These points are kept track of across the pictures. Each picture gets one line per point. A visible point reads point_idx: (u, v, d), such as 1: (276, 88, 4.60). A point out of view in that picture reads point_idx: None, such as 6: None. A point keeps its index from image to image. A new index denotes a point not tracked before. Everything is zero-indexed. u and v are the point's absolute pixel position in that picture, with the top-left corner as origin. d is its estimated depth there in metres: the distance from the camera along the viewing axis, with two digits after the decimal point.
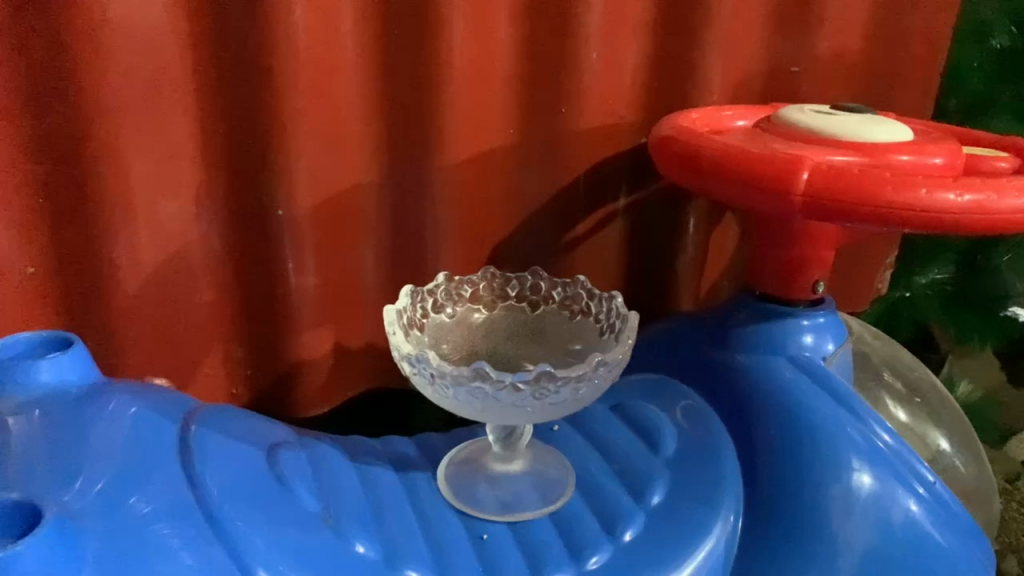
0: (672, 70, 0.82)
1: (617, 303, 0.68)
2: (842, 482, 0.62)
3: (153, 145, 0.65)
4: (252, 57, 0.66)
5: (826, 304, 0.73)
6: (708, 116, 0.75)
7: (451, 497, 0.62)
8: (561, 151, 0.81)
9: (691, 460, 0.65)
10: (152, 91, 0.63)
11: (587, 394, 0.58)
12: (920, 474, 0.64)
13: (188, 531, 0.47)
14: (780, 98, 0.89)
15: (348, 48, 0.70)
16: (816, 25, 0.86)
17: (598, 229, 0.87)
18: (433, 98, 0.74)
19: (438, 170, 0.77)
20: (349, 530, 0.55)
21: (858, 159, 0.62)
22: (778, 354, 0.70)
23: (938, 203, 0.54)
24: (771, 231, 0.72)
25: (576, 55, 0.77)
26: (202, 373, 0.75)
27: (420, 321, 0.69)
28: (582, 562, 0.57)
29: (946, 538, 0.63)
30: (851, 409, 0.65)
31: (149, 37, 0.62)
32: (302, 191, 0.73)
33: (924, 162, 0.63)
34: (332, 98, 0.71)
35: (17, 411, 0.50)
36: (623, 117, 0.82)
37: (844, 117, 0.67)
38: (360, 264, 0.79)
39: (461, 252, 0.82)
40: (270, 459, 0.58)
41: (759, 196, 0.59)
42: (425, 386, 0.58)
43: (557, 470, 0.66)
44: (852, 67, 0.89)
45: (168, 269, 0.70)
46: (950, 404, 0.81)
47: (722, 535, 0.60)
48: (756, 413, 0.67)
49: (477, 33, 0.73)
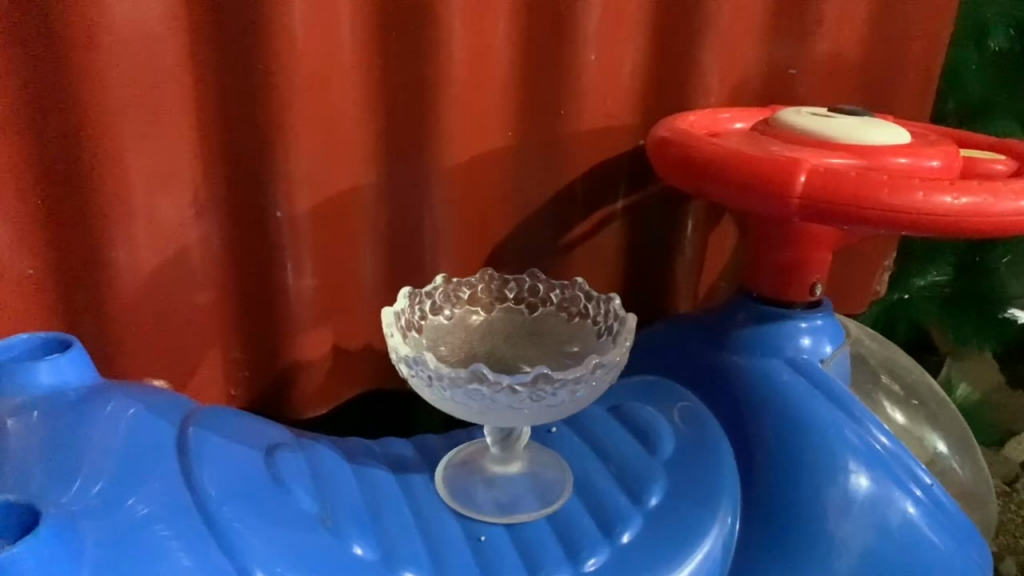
0: (670, 71, 0.82)
1: (615, 304, 0.68)
2: (838, 483, 0.62)
3: (152, 145, 0.65)
4: (251, 58, 0.66)
5: (824, 306, 0.73)
6: (705, 117, 0.76)
7: (448, 498, 0.62)
8: (560, 153, 0.81)
9: (689, 461, 0.65)
10: (151, 93, 0.63)
11: (586, 396, 0.58)
12: (917, 475, 0.64)
13: (186, 532, 0.47)
14: (778, 99, 0.89)
15: (347, 49, 0.70)
16: (814, 26, 0.86)
17: (597, 231, 0.87)
18: (432, 99, 0.74)
19: (436, 172, 0.77)
20: (347, 530, 0.56)
21: (855, 161, 0.62)
22: (776, 355, 0.70)
23: (934, 206, 0.54)
24: (769, 233, 0.72)
25: (575, 57, 0.77)
26: (200, 373, 0.76)
27: (418, 323, 0.69)
28: (579, 563, 0.58)
29: (943, 541, 0.63)
30: (848, 411, 0.65)
31: (147, 38, 0.62)
32: (301, 193, 0.73)
33: (921, 165, 0.63)
34: (332, 99, 0.71)
35: (16, 412, 0.50)
36: (621, 118, 0.82)
37: (841, 119, 0.68)
38: (358, 265, 0.79)
39: (459, 253, 0.82)
40: (268, 460, 0.58)
41: (755, 197, 0.59)
42: (423, 388, 0.58)
43: (554, 471, 0.66)
44: (850, 68, 0.89)
45: (166, 270, 0.70)
46: (946, 406, 0.81)
47: (719, 536, 0.60)
48: (754, 414, 0.67)
49: (475, 35, 0.73)
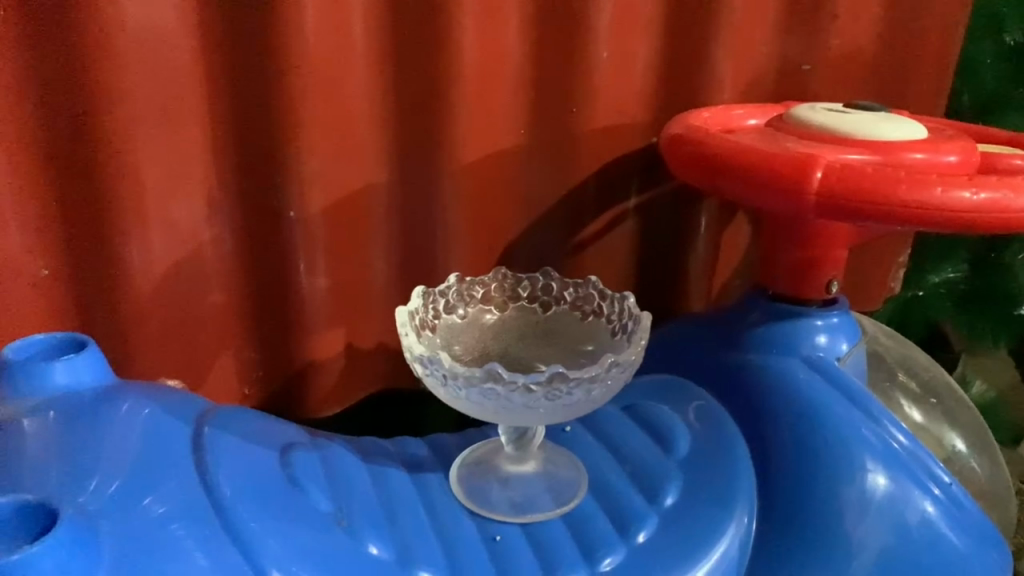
0: (682, 69, 0.82)
1: (629, 303, 0.68)
2: (855, 483, 0.61)
3: (165, 146, 0.65)
4: (263, 60, 0.66)
5: (840, 303, 0.73)
6: (719, 115, 0.75)
7: (463, 497, 0.62)
8: (571, 151, 0.81)
9: (704, 460, 0.64)
10: (163, 94, 0.63)
11: (601, 395, 0.58)
12: (936, 474, 0.63)
13: (202, 532, 0.47)
14: (792, 96, 0.88)
15: (359, 47, 0.70)
16: (827, 22, 0.85)
17: (609, 229, 0.87)
18: (443, 98, 0.74)
19: (448, 172, 0.77)
20: (362, 530, 0.55)
21: (871, 158, 0.62)
22: (792, 354, 0.70)
23: (953, 202, 0.54)
24: (784, 231, 0.71)
25: (586, 55, 0.77)
26: (214, 374, 0.76)
27: (432, 322, 0.68)
28: (595, 562, 0.57)
29: (961, 539, 0.62)
30: (866, 410, 0.65)
31: (161, 39, 0.62)
32: (313, 191, 0.73)
33: (939, 161, 0.63)
34: (344, 99, 0.71)
35: (33, 413, 0.50)
36: (633, 116, 0.82)
37: (857, 115, 0.67)
38: (371, 265, 0.79)
39: (471, 253, 0.82)
40: (282, 461, 0.58)
41: (771, 194, 0.59)
42: (437, 388, 0.58)
43: (570, 471, 0.65)
44: (864, 65, 0.89)
45: (179, 272, 0.70)
46: (964, 403, 0.80)
47: (735, 536, 0.59)
48: (770, 413, 0.66)
49: (487, 34, 0.73)
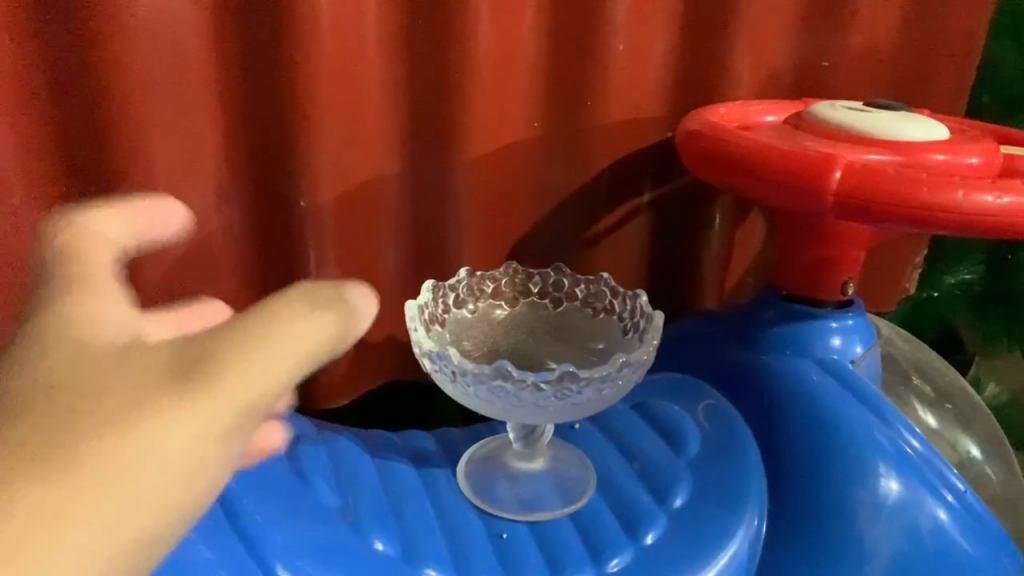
0: (699, 64, 0.80)
1: (642, 301, 0.67)
2: (868, 487, 0.60)
3: (176, 134, 0.65)
4: (274, 49, 0.65)
5: (855, 306, 0.72)
6: (736, 111, 0.74)
7: (471, 493, 0.62)
8: (585, 145, 0.80)
9: (714, 460, 0.64)
10: (173, 82, 0.63)
11: (611, 394, 0.57)
12: (949, 481, 0.62)
13: (206, 523, 0.47)
14: (810, 91, 0.87)
15: (373, 36, 0.69)
16: (849, 17, 0.83)
17: (622, 224, 0.86)
18: (456, 90, 0.72)
19: (460, 164, 0.76)
20: (369, 525, 0.55)
21: (892, 159, 0.61)
22: (805, 355, 0.69)
23: (976, 206, 0.53)
24: (800, 230, 0.70)
25: (604, 48, 0.75)
26: None
27: (442, 316, 0.68)
28: (603, 562, 0.57)
29: (974, 547, 0.61)
30: (879, 414, 0.64)
31: (172, 26, 0.61)
32: (325, 181, 0.71)
33: (960, 162, 0.62)
34: (357, 90, 0.70)
35: None
36: (648, 110, 0.81)
37: (878, 114, 0.66)
38: (382, 257, 0.78)
39: (483, 245, 0.81)
40: (291, 453, 0.58)
41: (789, 194, 0.58)
42: (446, 384, 0.57)
43: (578, 470, 0.65)
44: (885, 61, 0.87)
45: (188, 260, 0.70)
46: (981, 408, 0.79)
47: (745, 538, 0.59)
48: (779, 416, 0.66)
49: (503, 24, 0.72)
